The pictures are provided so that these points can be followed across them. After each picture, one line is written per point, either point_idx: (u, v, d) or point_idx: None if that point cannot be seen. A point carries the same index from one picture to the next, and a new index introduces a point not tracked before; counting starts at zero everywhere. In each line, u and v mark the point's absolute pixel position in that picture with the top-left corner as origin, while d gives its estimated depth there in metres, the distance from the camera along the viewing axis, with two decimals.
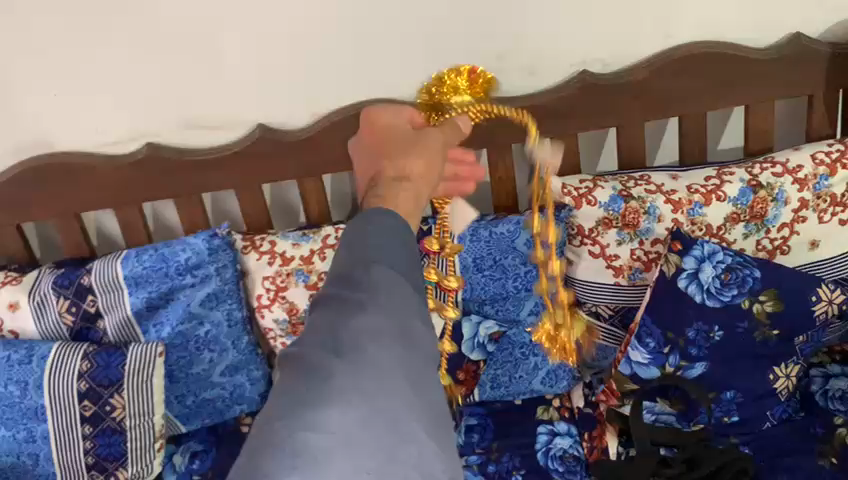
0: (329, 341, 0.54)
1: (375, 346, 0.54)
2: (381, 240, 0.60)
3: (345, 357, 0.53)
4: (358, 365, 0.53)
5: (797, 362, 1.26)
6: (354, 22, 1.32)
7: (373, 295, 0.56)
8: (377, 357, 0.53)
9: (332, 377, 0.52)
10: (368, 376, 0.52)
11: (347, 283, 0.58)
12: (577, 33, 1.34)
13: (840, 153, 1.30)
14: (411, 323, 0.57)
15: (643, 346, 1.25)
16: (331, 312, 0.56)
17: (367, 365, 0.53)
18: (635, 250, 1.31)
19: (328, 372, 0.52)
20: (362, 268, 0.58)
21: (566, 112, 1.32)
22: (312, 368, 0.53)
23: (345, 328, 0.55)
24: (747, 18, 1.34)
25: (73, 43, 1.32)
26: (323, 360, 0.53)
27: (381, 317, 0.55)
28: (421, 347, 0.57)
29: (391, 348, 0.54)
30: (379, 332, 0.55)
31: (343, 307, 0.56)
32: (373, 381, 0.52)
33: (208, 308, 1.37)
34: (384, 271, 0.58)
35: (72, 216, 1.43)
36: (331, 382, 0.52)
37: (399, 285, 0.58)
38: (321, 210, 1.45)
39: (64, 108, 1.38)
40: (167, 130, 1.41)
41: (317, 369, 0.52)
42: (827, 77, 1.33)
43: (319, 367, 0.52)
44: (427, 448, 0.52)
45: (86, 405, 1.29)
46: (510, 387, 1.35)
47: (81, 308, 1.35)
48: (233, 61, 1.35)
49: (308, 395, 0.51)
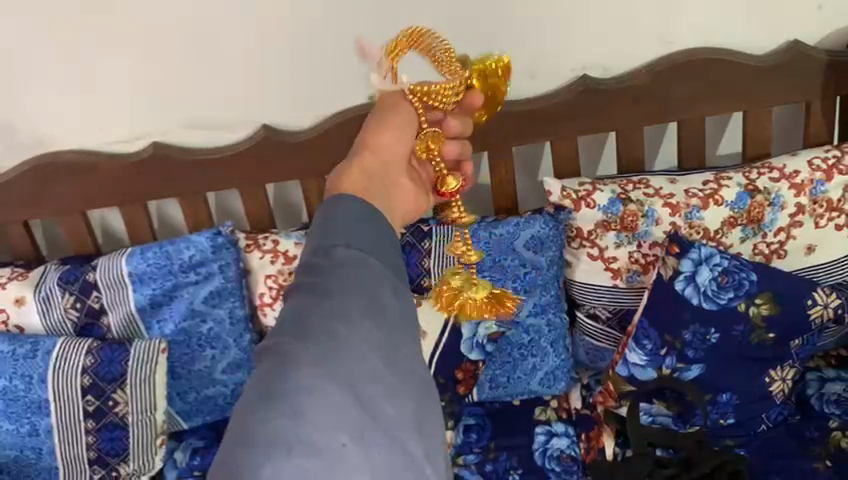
0: (295, 328, 0.50)
1: (345, 327, 0.50)
2: (341, 222, 0.55)
3: (313, 342, 0.49)
4: (327, 348, 0.49)
5: (793, 365, 1.27)
6: (357, 24, 1.34)
7: (337, 276, 0.52)
8: (348, 338, 0.49)
9: (300, 361, 0.48)
10: (341, 358, 0.49)
11: (312, 271, 0.53)
12: (578, 37, 1.36)
13: (836, 159, 1.31)
14: (380, 293, 0.52)
15: (640, 348, 1.27)
16: (298, 300, 0.52)
17: (337, 347, 0.49)
18: (633, 252, 1.33)
19: (296, 359, 0.48)
20: (324, 255, 0.53)
21: (566, 116, 1.34)
22: (281, 357, 0.49)
23: (311, 314, 0.50)
24: (745, 24, 1.36)
25: (80, 42, 1.34)
26: (290, 347, 0.49)
27: (347, 296, 0.51)
28: (399, 320, 0.52)
29: (361, 327, 0.50)
30: (349, 312, 0.50)
31: (308, 293, 0.52)
32: (346, 362, 0.49)
33: (210, 305, 1.38)
34: (346, 252, 0.53)
35: (77, 214, 1.45)
36: (299, 371, 0.48)
37: (366, 260, 0.53)
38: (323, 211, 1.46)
39: (71, 107, 1.40)
40: (172, 129, 1.43)
41: (286, 357, 0.49)
42: (824, 83, 1.34)
43: (286, 354, 0.49)
44: (405, 424, 0.49)
45: (89, 400, 1.31)
46: (508, 387, 1.38)
47: (85, 304, 1.37)
48: (237, 62, 1.37)
49: (279, 384, 0.48)
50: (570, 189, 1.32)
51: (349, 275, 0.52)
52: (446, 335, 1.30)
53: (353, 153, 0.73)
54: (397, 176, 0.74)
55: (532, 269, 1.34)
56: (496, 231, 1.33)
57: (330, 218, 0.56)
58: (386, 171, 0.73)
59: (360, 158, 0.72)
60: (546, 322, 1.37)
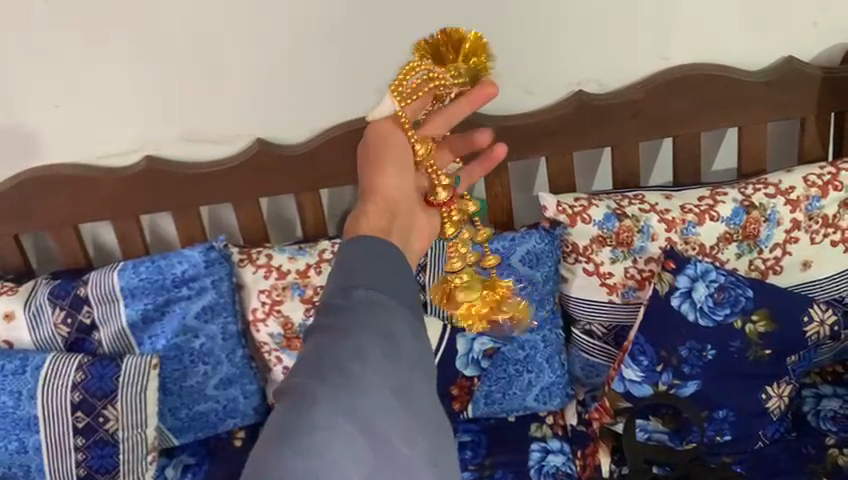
0: (313, 365, 0.54)
1: (360, 365, 0.54)
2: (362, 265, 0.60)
3: (331, 379, 0.53)
4: (344, 386, 0.53)
5: (789, 382, 1.26)
6: (354, 37, 1.33)
7: (355, 317, 0.56)
8: (363, 376, 0.54)
9: (318, 398, 0.52)
10: (355, 395, 0.53)
11: (330, 312, 0.57)
12: (575, 51, 1.35)
13: (832, 175, 1.31)
14: (395, 334, 0.56)
15: (637, 364, 1.26)
16: (317, 340, 0.55)
17: (353, 385, 0.53)
18: (629, 268, 1.32)
19: (314, 397, 0.52)
20: (343, 297, 0.57)
21: (561, 131, 1.34)
22: (300, 394, 0.52)
23: (327, 353, 0.54)
24: (740, 41, 1.36)
25: (74, 56, 1.34)
26: (309, 385, 0.53)
27: (365, 336, 0.55)
28: (409, 359, 0.57)
29: (376, 365, 0.54)
30: (364, 351, 0.55)
31: (328, 331, 0.56)
32: (361, 400, 0.53)
33: (203, 320, 1.37)
34: (364, 294, 0.57)
35: (69, 227, 1.43)
36: (317, 407, 0.52)
37: (383, 302, 0.58)
38: (318, 227, 1.46)
39: (64, 119, 1.39)
40: (166, 143, 1.42)
41: (303, 395, 0.52)
42: (818, 100, 1.35)
43: (305, 391, 0.52)
44: (413, 459, 0.53)
45: (79, 417, 1.29)
46: (504, 404, 1.36)
47: (76, 320, 1.36)
48: (232, 74, 1.36)
49: (297, 421, 0.51)
50: (565, 204, 1.31)
51: (367, 316, 0.56)
52: (441, 352, 1.30)
53: (362, 200, 0.76)
54: (415, 211, 0.80)
55: (528, 284, 1.33)
56: (491, 245, 1.33)
57: (351, 260, 0.60)
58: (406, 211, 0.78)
59: (375, 204, 0.75)
60: (542, 337, 1.36)
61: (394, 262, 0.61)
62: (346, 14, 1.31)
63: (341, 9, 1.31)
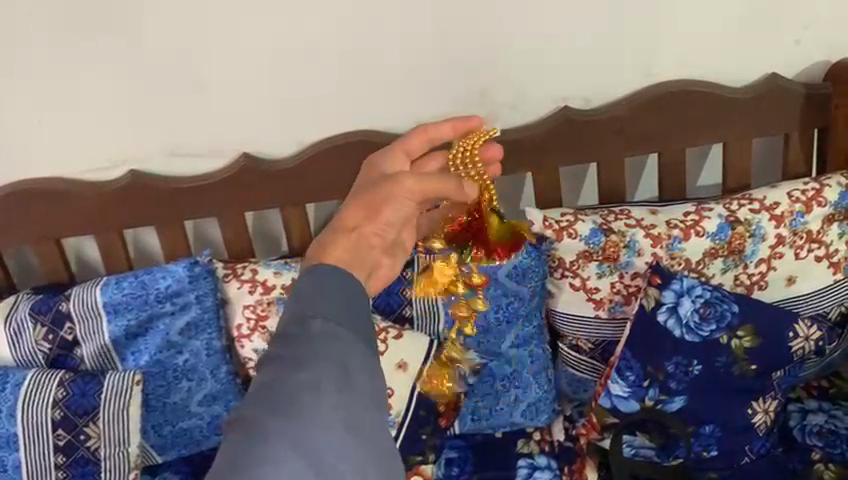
0: (264, 403, 0.54)
1: (313, 398, 0.54)
2: (320, 295, 0.60)
3: (282, 414, 0.53)
4: (295, 421, 0.53)
5: (775, 396, 1.27)
6: (340, 53, 1.33)
7: (309, 349, 0.56)
8: (315, 410, 0.54)
9: (269, 433, 0.52)
10: (305, 430, 0.53)
11: (286, 341, 0.57)
12: (561, 66, 1.36)
13: (816, 191, 1.31)
14: (350, 366, 0.57)
15: (623, 379, 1.26)
16: (271, 369, 0.56)
17: (304, 418, 0.53)
18: (615, 283, 1.32)
19: (263, 432, 0.52)
20: (300, 326, 0.57)
21: (547, 147, 1.34)
22: (249, 428, 0.53)
23: (278, 385, 0.54)
24: (724, 58, 1.37)
25: (58, 70, 1.33)
26: (259, 420, 0.53)
27: (318, 369, 0.55)
28: (363, 391, 0.57)
29: (328, 398, 0.55)
30: (316, 385, 0.55)
31: (282, 363, 0.56)
32: (312, 435, 0.53)
33: (187, 337, 1.36)
34: (322, 325, 0.57)
35: (51, 242, 1.42)
36: (266, 443, 0.52)
37: (339, 333, 0.58)
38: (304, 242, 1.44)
39: (47, 132, 1.38)
40: (150, 157, 1.41)
41: (251, 429, 0.53)
42: (801, 116, 1.36)
43: (255, 426, 0.53)
44: None
45: (59, 435, 1.27)
46: (491, 419, 1.36)
47: (58, 336, 1.34)
48: (217, 88, 1.35)
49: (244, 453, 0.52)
50: (551, 219, 1.31)
51: (323, 347, 0.56)
52: (427, 367, 1.30)
53: (333, 227, 0.72)
54: (383, 254, 0.73)
55: (514, 299, 1.32)
56: None
57: (309, 291, 0.60)
58: (376, 250, 0.73)
59: (350, 234, 0.71)
60: (528, 352, 1.35)
61: (350, 292, 0.61)
62: (332, 30, 1.31)
63: (327, 24, 1.31)
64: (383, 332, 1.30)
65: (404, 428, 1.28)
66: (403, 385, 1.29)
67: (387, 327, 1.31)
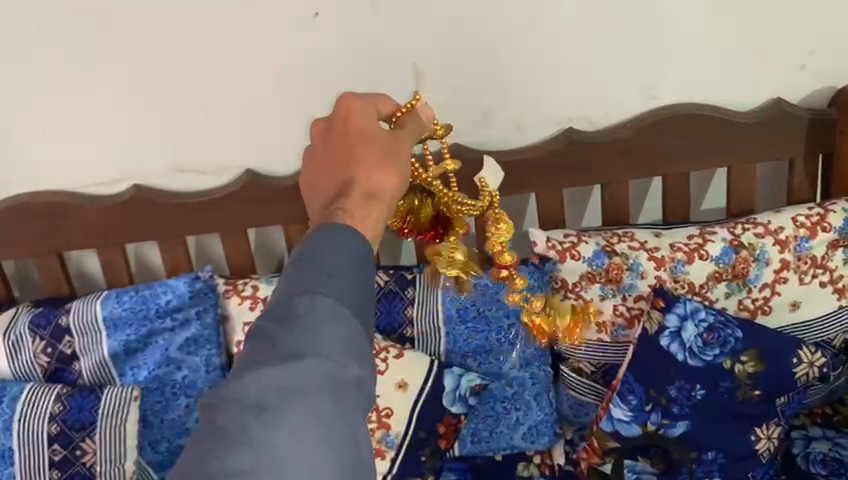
0: (252, 395, 0.55)
1: (301, 403, 0.55)
2: (327, 276, 0.59)
3: (265, 417, 0.54)
4: (276, 424, 0.54)
5: (779, 423, 1.24)
6: (345, 72, 1.34)
7: (307, 342, 0.57)
8: (296, 416, 0.54)
9: (249, 437, 0.54)
10: (286, 436, 0.54)
11: (283, 325, 0.57)
12: (565, 89, 1.36)
13: (820, 216, 1.31)
14: (344, 367, 0.57)
15: (625, 403, 1.25)
16: (264, 356, 0.57)
17: (287, 423, 0.54)
18: (618, 306, 1.32)
19: (242, 428, 0.54)
20: (303, 307, 0.58)
21: (551, 168, 1.34)
22: (230, 421, 0.55)
23: (268, 376, 0.55)
24: (728, 82, 1.38)
25: (62, 84, 1.33)
26: (241, 411, 0.55)
27: (312, 368, 0.56)
28: (354, 393, 0.57)
29: (314, 405, 0.55)
30: (307, 385, 0.55)
31: (275, 354, 0.56)
32: (290, 443, 0.54)
33: (186, 352, 1.35)
34: (325, 310, 0.58)
35: (52, 256, 1.41)
36: (244, 446, 0.53)
37: (339, 326, 0.58)
38: None
39: (52, 146, 1.38)
40: (154, 172, 1.41)
41: (234, 425, 0.54)
42: (806, 141, 1.36)
43: (237, 426, 0.54)
44: None
45: (56, 449, 1.25)
46: (491, 442, 1.34)
47: (56, 350, 1.34)
48: (222, 103, 1.36)
49: (221, 450, 0.54)
50: (554, 240, 1.31)
51: (322, 337, 0.57)
52: (427, 387, 1.28)
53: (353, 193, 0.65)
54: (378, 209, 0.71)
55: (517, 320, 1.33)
56: None
57: (318, 268, 0.60)
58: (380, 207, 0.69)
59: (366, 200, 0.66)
60: (530, 374, 1.34)
61: (359, 274, 0.61)
62: (337, 49, 1.32)
63: (333, 44, 1.32)
64: (384, 351, 1.29)
65: (404, 450, 1.27)
66: (402, 406, 1.27)
67: (388, 346, 1.30)
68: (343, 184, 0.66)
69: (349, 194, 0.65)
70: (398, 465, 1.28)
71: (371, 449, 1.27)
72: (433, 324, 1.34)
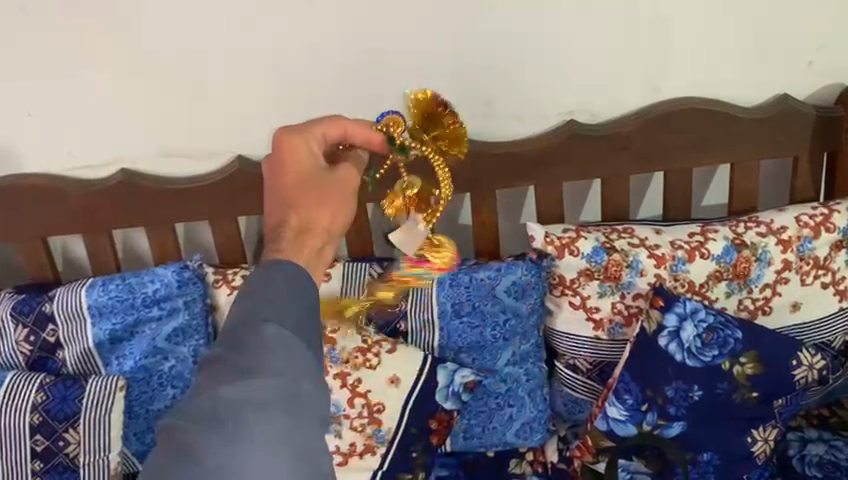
0: (206, 412, 0.54)
1: (257, 416, 0.53)
2: (276, 298, 0.59)
3: (223, 431, 0.53)
4: (233, 438, 0.53)
5: (776, 425, 1.23)
6: (342, 60, 1.30)
7: (260, 359, 0.56)
8: (255, 430, 0.53)
9: (205, 454, 0.52)
10: (244, 450, 0.52)
11: (235, 348, 0.57)
12: (567, 81, 1.33)
13: (824, 216, 1.29)
14: (299, 384, 0.56)
15: (621, 402, 1.23)
16: (217, 376, 0.55)
17: (243, 435, 0.53)
18: (616, 303, 1.29)
19: (198, 447, 0.52)
20: (250, 332, 0.57)
21: (551, 161, 1.31)
22: (187, 441, 0.53)
23: (223, 392, 0.54)
24: (734, 77, 1.34)
25: (48, 64, 1.29)
26: (197, 428, 0.53)
27: (266, 383, 0.55)
28: (309, 407, 0.56)
29: (271, 418, 0.54)
30: (262, 400, 0.54)
31: (229, 372, 0.55)
32: (249, 456, 0.52)
33: (173, 343, 1.32)
34: (274, 331, 0.57)
35: (37, 240, 1.37)
36: (201, 463, 0.52)
37: (292, 344, 0.57)
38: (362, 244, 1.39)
39: (37, 128, 1.34)
40: (142, 157, 1.37)
41: (190, 443, 0.53)
42: (811, 138, 1.33)
43: (192, 443, 0.53)
44: None
45: (38, 440, 1.22)
46: (483, 438, 1.32)
47: (39, 338, 1.30)
48: (214, 87, 1.31)
49: (180, 468, 0.52)
50: (553, 235, 1.28)
51: (271, 356, 0.56)
52: (421, 382, 1.25)
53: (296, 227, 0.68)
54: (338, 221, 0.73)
55: (512, 316, 1.31)
56: (476, 274, 1.31)
57: (268, 292, 0.59)
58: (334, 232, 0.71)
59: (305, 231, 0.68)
60: (524, 370, 1.32)
61: (308, 299, 0.61)
62: (333, 34, 1.28)
63: (329, 28, 1.27)
64: (376, 346, 1.27)
65: (393, 447, 1.24)
66: (394, 401, 1.25)
67: (380, 340, 1.27)
68: (302, 225, 0.68)
69: (310, 238, 0.67)
70: (388, 462, 1.24)
71: (360, 445, 1.24)
72: (427, 319, 1.30)
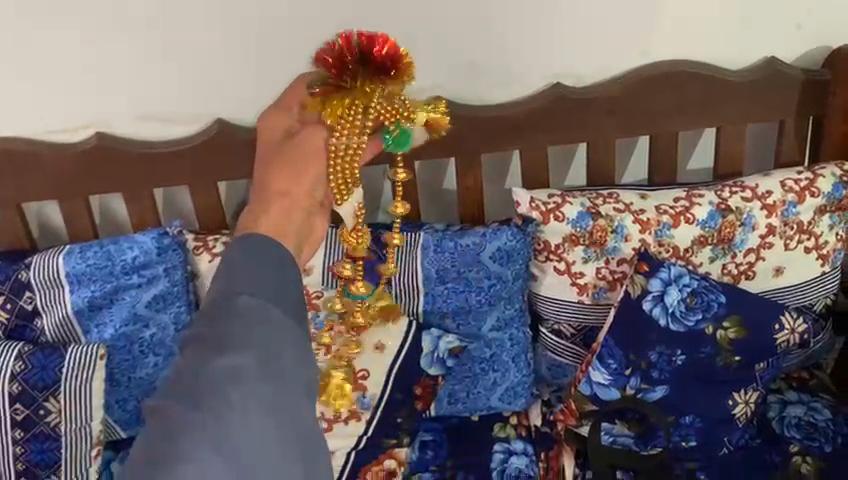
0: (188, 386, 0.52)
1: (242, 388, 0.52)
2: (249, 272, 0.58)
3: (208, 405, 0.51)
4: (218, 411, 0.51)
5: (757, 388, 1.25)
6: (324, 20, 1.27)
7: (239, 330, 0.55)
8: (241, 401, 0.52)
9: (191, 429, 0.51)
10: (230, 423, 0.51)
11: (212, 321, 0.55)
12: (554, 43, 1.31)
13: (809, 181, 1.29)
14: (281, 352, 0.55)
15: (604, 367, 1.24)
16: (196, 350, 0.54)
17: (230, 410, 0.51)
18: (600, 268, 1.29)
19: (182, 421, 0.51)
20: (225, 305, 0.56)
21: (537, 125, 1.29)
22: (171, 417, 0.51)
23: (203, 366, 0.53)
24: (723, 39, 1.33)
25: (20, 23, 1.25)
26: (180, 404, 0.52)
27: (247, 353, 0.54)
28: (293, 376, 0.55)
29: (255, 388, 0.53)
30: (244, 371, 0.53)
31: (210, 344, 0.54)
32: (237, 428, 0.51)
33: (155, 310, 1.30)
34: (248, 302, 0.56)
35: (11, 206, 1.34)
36: (188, 439, 0.50)
37: (270, 314, 0.56)
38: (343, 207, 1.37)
39: (9, 90, 1.30)
40: (118, 120, 1.33)
41: (175, 420, 0.51)
42: (798, 102, 1.32)
43: (177, 419, 0.51)
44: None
45: (17, 409, 1.21)
46: (468, 403, 1.32)
47: (16, 306, 1.28)
48: (193, 48, 1.28)
49: (165, 445, 0.50)
50: (538, 200, 1.28)
51: (248, 327, 0.55)
52: (405, 349, 1.25)
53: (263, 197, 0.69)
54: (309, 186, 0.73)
55: (497, 281, 1.30)
56: (461, 240, 1.29)
57: (241, 267, 0.59)
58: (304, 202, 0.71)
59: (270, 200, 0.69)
60: (508, 336, 1.32)
61: (281, 271, 0.60)
62: None
63: None
64: None
65: (378, 412, 1.24)
66: (378, 367, 1.25)
67: (364, 306, 1.28)
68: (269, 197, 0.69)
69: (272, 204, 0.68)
70: (372, 427, 1.25)
71: (344, 411, 1.23)
72: (411, 283, 1.30)
